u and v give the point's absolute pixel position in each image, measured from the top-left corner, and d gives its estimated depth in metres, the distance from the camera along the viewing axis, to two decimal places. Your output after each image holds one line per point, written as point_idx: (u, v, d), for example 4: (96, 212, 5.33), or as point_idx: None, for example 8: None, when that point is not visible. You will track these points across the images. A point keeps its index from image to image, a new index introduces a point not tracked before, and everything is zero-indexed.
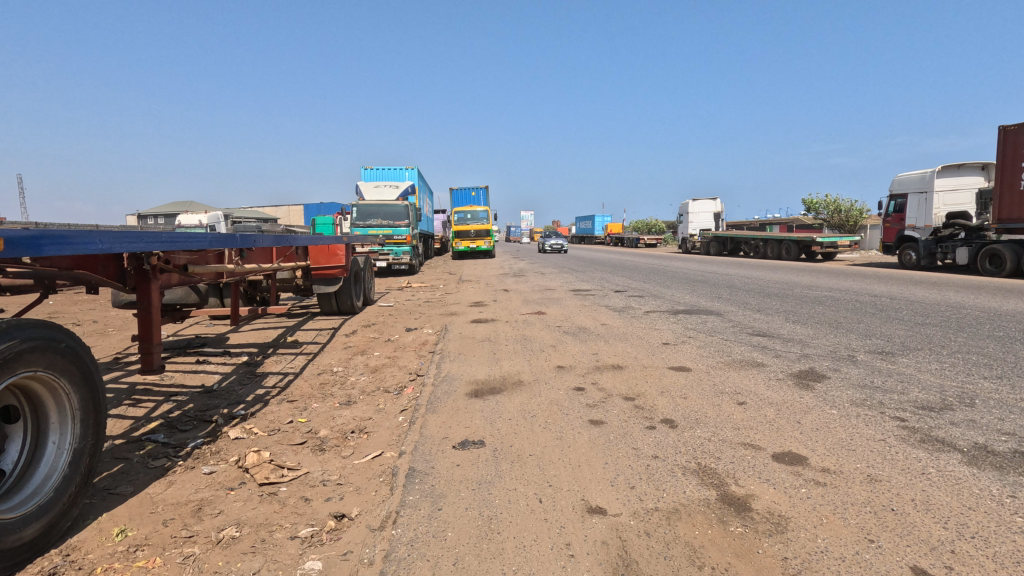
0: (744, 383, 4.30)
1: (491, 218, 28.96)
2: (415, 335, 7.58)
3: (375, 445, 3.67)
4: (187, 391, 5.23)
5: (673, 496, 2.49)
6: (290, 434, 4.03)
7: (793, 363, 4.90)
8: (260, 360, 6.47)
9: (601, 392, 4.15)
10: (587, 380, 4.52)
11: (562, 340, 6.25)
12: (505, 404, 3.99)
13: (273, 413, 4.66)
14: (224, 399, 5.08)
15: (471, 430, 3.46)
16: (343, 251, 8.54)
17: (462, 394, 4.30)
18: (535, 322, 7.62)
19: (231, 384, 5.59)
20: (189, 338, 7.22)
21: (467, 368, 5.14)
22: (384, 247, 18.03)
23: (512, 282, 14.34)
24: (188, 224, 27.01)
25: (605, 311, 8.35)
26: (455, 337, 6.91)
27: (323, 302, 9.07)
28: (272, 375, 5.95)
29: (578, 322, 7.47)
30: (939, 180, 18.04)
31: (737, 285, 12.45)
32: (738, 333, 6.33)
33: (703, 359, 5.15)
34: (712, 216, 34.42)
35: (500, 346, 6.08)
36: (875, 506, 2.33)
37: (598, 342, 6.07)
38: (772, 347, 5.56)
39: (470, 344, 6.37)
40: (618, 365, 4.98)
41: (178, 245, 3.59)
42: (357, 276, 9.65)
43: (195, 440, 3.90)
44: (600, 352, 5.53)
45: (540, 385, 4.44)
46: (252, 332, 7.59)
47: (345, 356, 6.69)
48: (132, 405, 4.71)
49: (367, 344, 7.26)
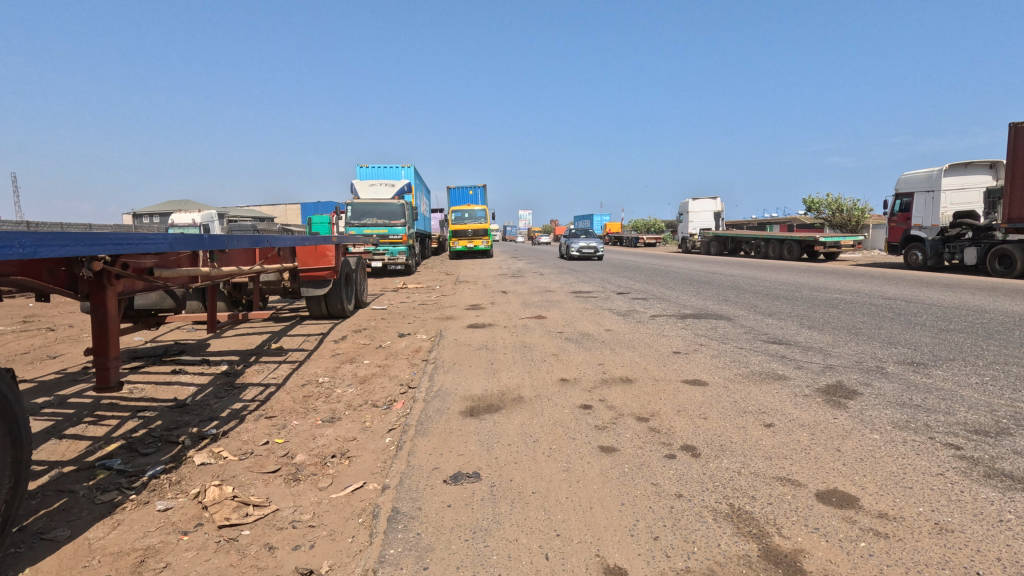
0: (769, 401, 3.88)
1: (489, 217, 28.51)
2: (409, 342, 7.14)
3: (357, 474, 3.25)
4: (157, 406, 4.80)
5: (707, 552, 2.08)
6: (263, 460, 3.60)
7: (818, 375, 4.49)
8: (241, 369, 6.04)
9: (611, 412, 3.72)
10: (594, 397, 4.10)
11: (564, 348, 5.82)
12: (504, 426, 3.57)
13: (249, 433, 4.23)
14: (197, 415, 4.65)
15: (466, 460, 3.03)
16: (333, 252, 8.13)
17: (456, 413, 3.88)
18: (535, 328, 7.19)
19: (207, 397, 5.16)
20: (167, 345, 6.78)
21: (463, 381, 4.72)
22: (379, 247, 17.61)
23: (510, 283, 13.89)
24: (181, 223, 26.49)
25: (608, 316, 7.93)
26: (450, 344, 6.49)
27: (312, 305, 8.64)
28: (252, 386, 5.52)
29: (581, 327, 7.04)
30: (946, 178, 17.61)
31: (743, 286, 12.03)
32: (753, 341, 5.91)
33: (720, 371, 4.72)
34: (712, 215, 34.01)
35: (498, 355, 5.65)
36: (955, 568, 1.91)
37: (603, 350, 5.64)
38: (792, 357, 5.14)
39: (465, 352, 5.93)
40: (627, 379, 4.55)
41: (130, 248, 3.13)
42: (348, 278, 9.21)
43: (155, 467, 3.47)
44: (607, 363, 5.11)
45: (543, 402, 4.02)
46: (235, 339, 7.15)
47: (333, 365, 6.26)
48: (93, 423, 4.28)
49: (357, 351, 6.83)
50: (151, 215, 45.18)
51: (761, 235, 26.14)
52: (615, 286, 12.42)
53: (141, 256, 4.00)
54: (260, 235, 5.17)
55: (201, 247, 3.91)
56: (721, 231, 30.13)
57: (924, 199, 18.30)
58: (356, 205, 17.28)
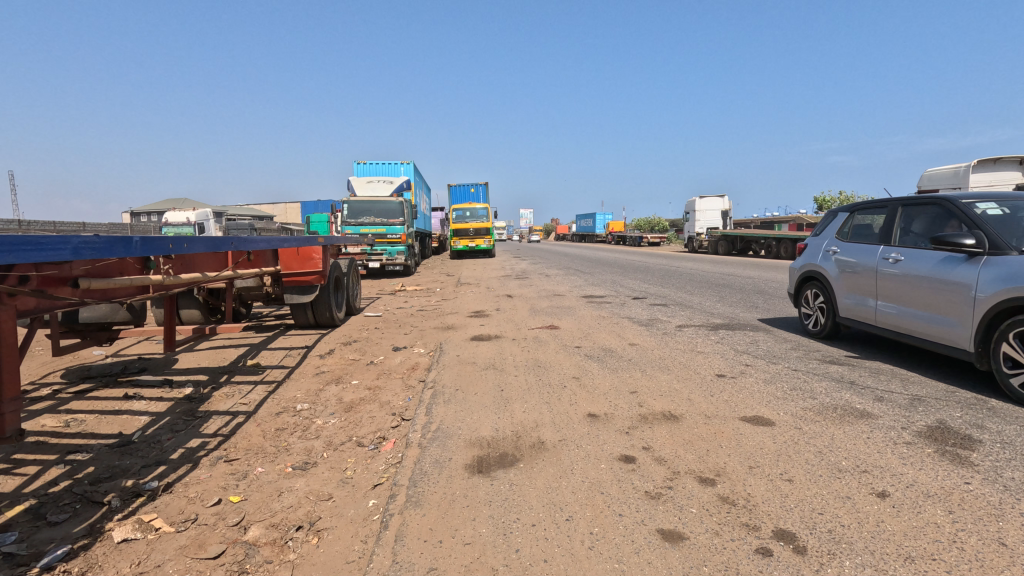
0: (864, 453, 2.99)
1: (490, 216, 27.57)
2: (405, 357, 6.28)
3: (326, 565, 2.39)
4: (95, 446, 3.95)
5: None
6: (204, 536, 2.73)
7: (911, 412, 3.60)
8: (208, 392, 5.17)
9: (662, 470, 2.85)
10: (635, 445, 3.21)
11: (586, 370, 4.93)
12: (524, 490, 2.69)
13: (199, 485, 3.37)
14: (140, 457, 3.79)
15: (475, 557, 2.17)
16: (320, 254, 7.25)
17: (460, 468, 3.00)
18: (548, 341, 6.31)
19: (159, 431, 4.29)
20: (126, 362, 5.90)
21: (468, 416, 3.84)
22: (376, 247, 16.76)
23: (516, 286, 13.01)
24: (175, 222, 25.61)
25: (630, 326, 7.05)
26: (451, 362, 5.60)
27: (298, 313, 7.76)
28: (216, 416, 4.65)
29: (601, 341, 6.16)
30: (976, 175, 16.64)
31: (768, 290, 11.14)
32: (808, 362, 5.01)
33: (783, 404, 3.82)
34: (720, 213, 33.07)
35: (508, 378, 4.77)
36: None
37: (633, 373, 4.75)
38: (865, 384, 4.24)
39: (469, 374, 5.04)
40: (672, 417, 3.66)
41: (10, 255, 2.26)
42: (338, 283, 8.30)
43: (59, 546, 2.64)
44: (640, 391, 4.24)
45: (571, 452, 3.12)
46: (207, 354, 6.29)
47: (315, 388, 5.39)
48: (6, 475, 3.43)
49: (344, 369, 5.96)
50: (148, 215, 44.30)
51: (773, 234, 25.18)
52: (630, 289, 11.53)
53: (55, 265, 3.10)
54: (223, 237, 4.26)
55: (132, 252, 3.00)
56: (730, 229, 29.16)
57: (951, 197, 17.36)
58: (352, 203, 16.47)
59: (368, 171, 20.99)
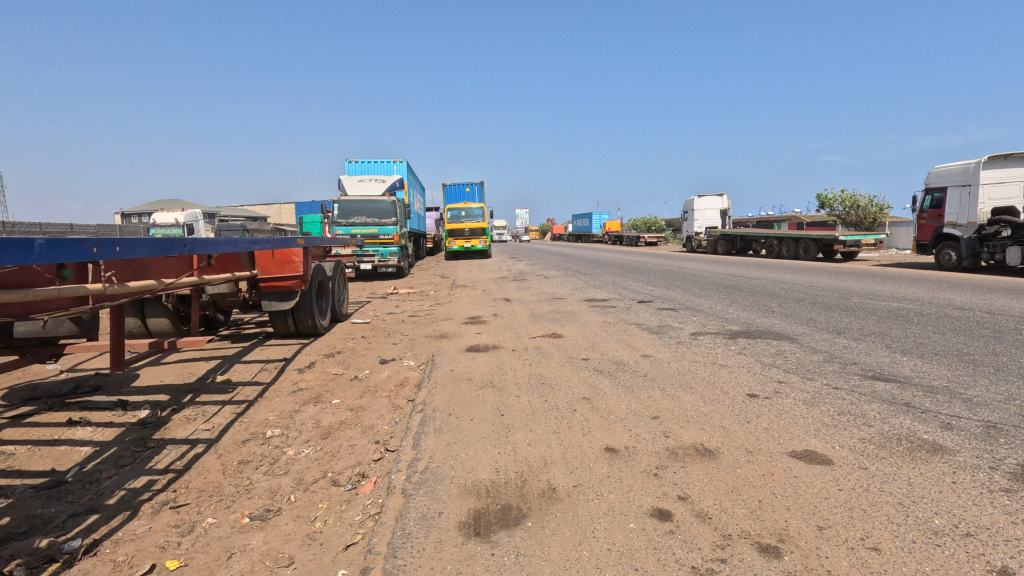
0: (960, 506, 2.38)
1: (486, 215, 26.96)
2: (393, 371, 5.66)
3: None
4: (19, 488, 3.32)
5: None
6: None
7: (994, 445, 3.00)
8: (166, 416, 4.54)
9: (709, 533, 2.25)
10: (668, 494, 2.61)
11: (596, 388, 4.33)
12: (536, 566, 2.08)
13: (132, 544, 2.75)
14: (69, 504, 3.17)
15: None
16: (300, 257, 6.60)
17: (452, 529, 2.39)
18: (551, 352, 5.71)
19: (100, 466, 3.66)
20: (79, 380, 5.24)
21: (463, 451, 3.23)
22: (368, 248, 16.17)
23: (514, 289, 12.41)
24: (163, 222, 25.00)
25: (639, 335, 6.45)
26: (444, 378, 4.99)
27: (277, 321, 7.12)
28: (171, 446, 4.02)
29: (610, 352, 5.56)
30: (986, 171, 16.17)
31: (779, 292, 10.59)
32: (849, 378, 4.41)
33: (835, 435, 3.22)
34: (718, 212, 32.56)
35: (509, 400, 4.16)
36: None
37: (651, 393, 4.16)
38: (923, 407, 3.64)
39: (464, 393, 4.43)
40: (707, 452, 3.06)
41: None
42: (321, 287, 7.67)
43: None
44: (664, 417, 3.63)
45: (592, 506, 2.51)
46: (172, 368, 5.65)
47: (290, 409, 4.77)
48: None
49: (325, 386, 5.33)
50: (138, 216, 43.50)
51: (773, 233, 24.66)
52: (634, 292, 10.95)
53: None
54: (174, 239, 3.60)
55: (31, 259, 2.37)
56: (729, 228, 28.63)
57: (960, 193, 16.86)
58: (343, 202, 15.87)
59: (360, 169, 20.32)
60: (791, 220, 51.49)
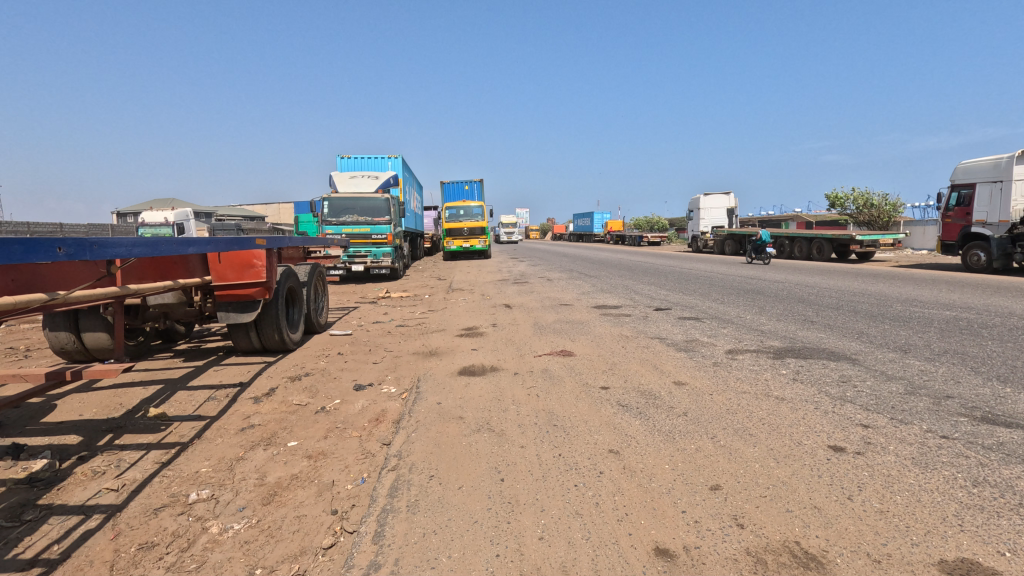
0: None
1: (486, 215, 25.92)
2: (369, 402, 4.60)
3: None
4: None
5: None
6: None
7: None
8: (69, 468, 3.51)
9: None
10: None
11: (626, 436, 3.29)
12: None
13: None
14: None
15: None
16: (263, 261, 5.56)
17: None
18: (562, 377, 4.66)
19: None
20: None
21: (444, 552, 2.20)
22: (359, 249, 15.18)
23: (516, 293, 11.36)
24: (152, 222, 24.07)
25: (666, 353, 5.41)
26: (430, 415, 3.94)
27: (239, 334, 6.10)
28: (57, 518, 2.98)
29: (634, 379, 4.53)
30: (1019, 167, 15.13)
31: (810, 297, 9.55)
32: (957, 423, 3.35)
33: (997, 529, 2.19)
34: (725, 211, 31.51)
35: (512, 452, 3.13)
36: None
37: (700, 445, 3.12)
38: None
39: (453, 440, 3.40)
40: (811, 562, 2.03)
41: None
42: (291, 295, 6.63)
43: None
44: (729, 489, 2.59)
45: None
46: (100, 398, 4.62)
47: (233, 456, 3.72)
48: None
49: (282, 422, 4.29)
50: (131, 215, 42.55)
51: (785, 233, 23.61)
52: (648, 297, 9.91)
53: None
54: (34, 239, 2.48)
55: None
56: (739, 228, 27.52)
57: (990, 190, 15.81)
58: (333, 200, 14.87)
59: (352, 166, 19.29)
60: (797, 219, 50.67)
